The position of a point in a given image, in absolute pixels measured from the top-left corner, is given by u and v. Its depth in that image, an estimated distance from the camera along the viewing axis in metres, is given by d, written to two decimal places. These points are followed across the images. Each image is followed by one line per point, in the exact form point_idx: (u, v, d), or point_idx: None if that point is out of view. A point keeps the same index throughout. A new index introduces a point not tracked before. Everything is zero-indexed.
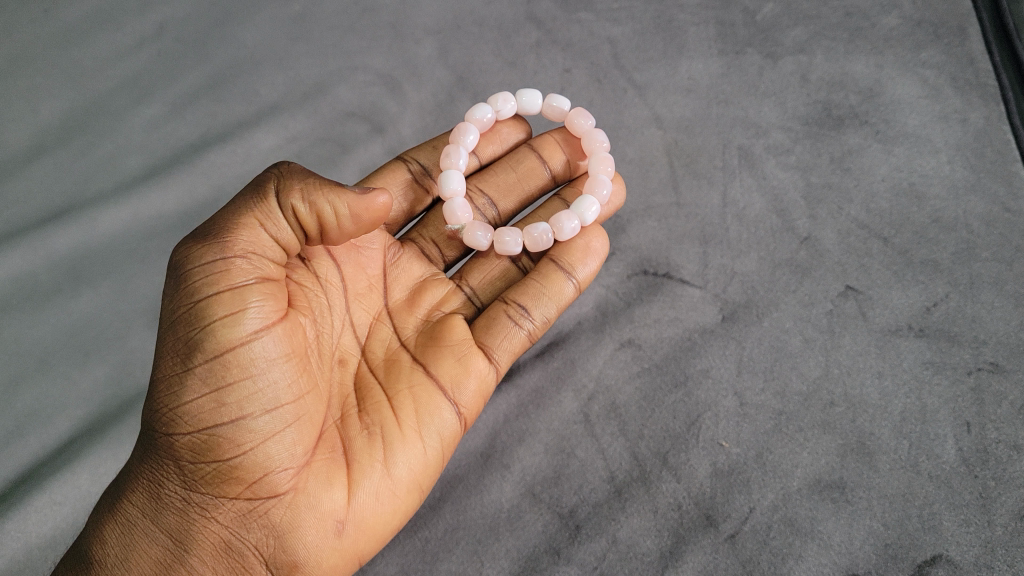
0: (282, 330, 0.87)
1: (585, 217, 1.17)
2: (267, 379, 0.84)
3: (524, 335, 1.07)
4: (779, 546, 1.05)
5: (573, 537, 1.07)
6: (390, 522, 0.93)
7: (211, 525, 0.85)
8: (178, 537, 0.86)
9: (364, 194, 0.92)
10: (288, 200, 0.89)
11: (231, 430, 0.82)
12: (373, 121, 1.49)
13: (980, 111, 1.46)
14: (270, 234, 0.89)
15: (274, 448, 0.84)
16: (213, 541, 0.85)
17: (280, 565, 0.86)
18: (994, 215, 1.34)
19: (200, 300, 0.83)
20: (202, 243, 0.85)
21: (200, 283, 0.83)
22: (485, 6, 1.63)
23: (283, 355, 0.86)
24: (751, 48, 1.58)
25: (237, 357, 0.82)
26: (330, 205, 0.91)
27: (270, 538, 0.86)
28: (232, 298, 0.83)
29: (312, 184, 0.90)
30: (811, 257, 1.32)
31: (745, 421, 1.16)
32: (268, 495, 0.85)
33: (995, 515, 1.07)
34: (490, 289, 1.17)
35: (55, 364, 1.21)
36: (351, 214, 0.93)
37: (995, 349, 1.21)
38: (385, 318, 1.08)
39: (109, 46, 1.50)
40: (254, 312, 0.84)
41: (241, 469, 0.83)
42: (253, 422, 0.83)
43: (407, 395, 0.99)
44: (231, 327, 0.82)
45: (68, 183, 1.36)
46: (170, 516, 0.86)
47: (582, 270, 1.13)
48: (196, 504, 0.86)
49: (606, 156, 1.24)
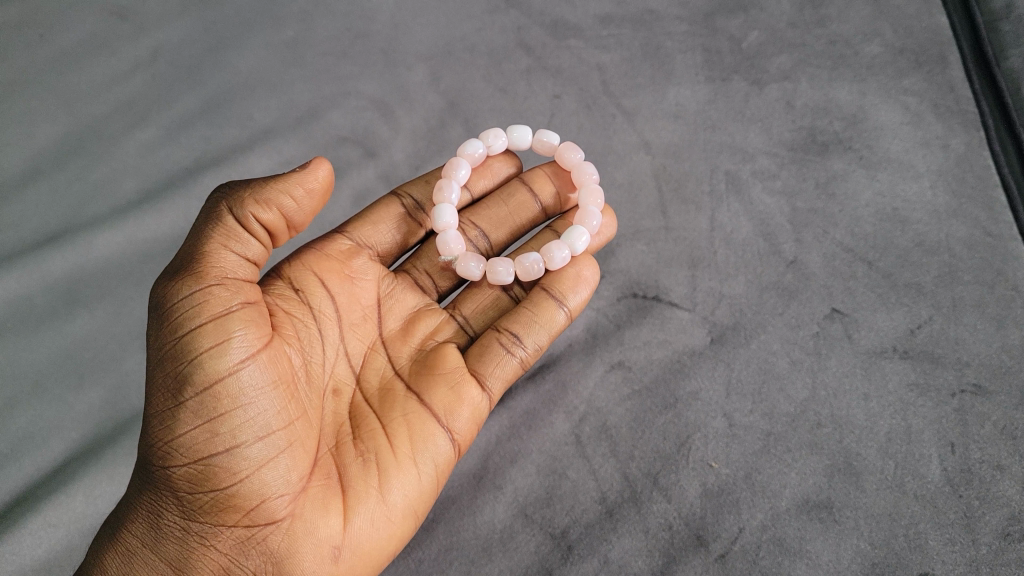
0: (267, 357, 0.88)
1: (576, 247, 1.19)
2: (257, 407, 0.85)
3: (516, 362, 1.08)
4: (768, 565, 1.07)
5: (565, 557, 1.08)
6: (387, 548, 0.94)
7: (211, 554, 0.86)
8: (178, 565, 0.87)
9: (306, 172, 0.98)
10: (243, 211, 0.93)
11: (226, 459, 0.83)
12: (366, 145, 1.51)
13: (961, 137, 1.50)
14: (237, 253, 0.93)
15: (270, 475, 0.85)
16: (213, 568, 0.86)
17: None
18: (976, 239, 1.37)
19: (186, 334, 0.84)
20: (181, 278, 0.87)
21: (184, 318, 0.85)
22: (475, 32, 1.66)
23: (270, 382, 0.87)
24: (738, 75, 1.61)
25: (226, 386, 0.83)
26: (286, 198, 0.96)
27: (269, 564, 0.87)
28: (216, 329, 0.84)
29: (263, 189, 0.94)
30: (797, 280, 1.34)
31: (734, 442, 1.18)
32: (266, 521, 0.86)
33: (980, 534, 1.09)
34: (483, 318, 1.18)
35: (49, 386, 1.22)
36: (307, 196, 0.98)
37: (978, 371, 1.23)
38: (380, 348, 1.09)
39: (103, 71, 1.53)
40: (240, 340, 0.85)
41: (238, 498, 0.84)
42: (247, 450, 0.84)
43: (400, 423, 1.00)
44: (218, 357, 0.83)
45: (64, 207, 1.38)
46: (170, 545, 0.87)
47: (573, 299, 1.13)
48: (195, 533, 0.87)
49: (596, 189, 1.26)
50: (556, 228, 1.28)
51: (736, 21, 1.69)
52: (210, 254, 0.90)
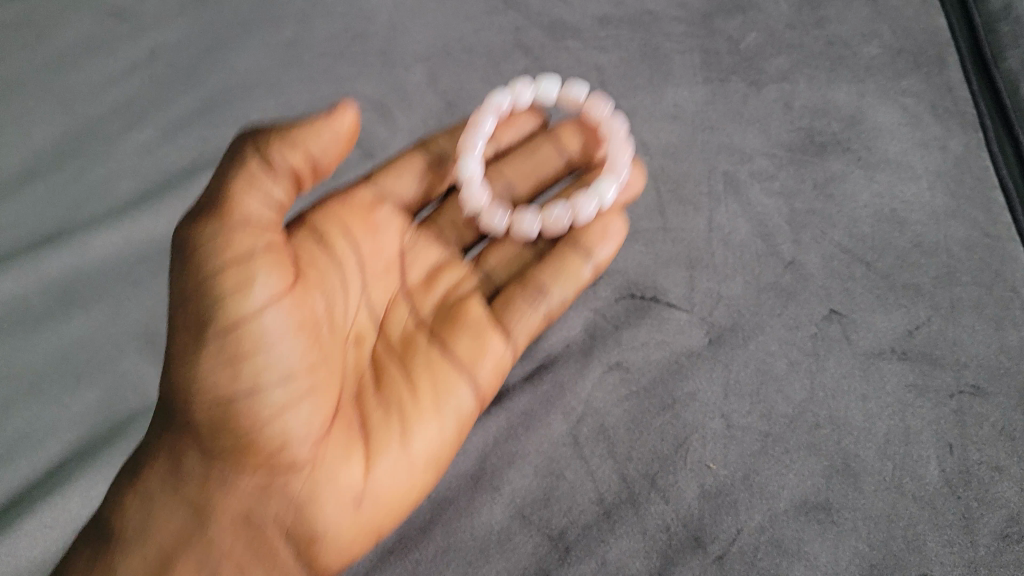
0: (293, 302, 0.91)
1: (604, 199, 1.20)
2: (280, 352, 0.89)
3: (540, 316, 1.13)
4: (766, 567, 1.08)
5: (563, 558, 1.09)
6: (408, 497, 1.00)
7: (232, 495, 0.90)
8: (198, 507, 0.89)
9: (332, 121, 0.98)
10: (270, 156, 0.94)
11: (249, 403, 0.87)
12: (363, 146, 1.50)
13: (960, 138, 1.50)
14: (262, 197, 0.92)
15: (292, 420, 0.89)
16: (235, 508, 0.90)
17: (301, 536, 0.92)
18: (974, 240, 1.37)
19: (210, 276, 0.87)
20: (203, 219, 0.89)
21: (207, 258, 0.87)
22: (473, 34, 1.66)
23: (294, 326, 0.91)
24: (736, 76, 1.61)
25: (250, 330, 0.87)
26: (311, 146, 0.97)
27: (292, 509, 0.92)
28: (239, 272, 0.87)
29: (290, 136, 0.95)
30: (795, 281, 1.34)
31: (732, 443, 1.18)
32: (288, 467, 0.91)
33: (978, 535, 1.10)
34: (507, 270, 1.23)
35: (46, 388, 1.21)
36: (332, 142, 0.99)
37: (976, 372, 1.24)
38: (402, 298, 1.15)
39: (101, 72, 1.53)
40: (264, 283, 0.88)
41: (261, 443, 0.89)
42: (270, 395, 0.88)
43: (422, 376, 1.05)
44: (240, 301, 0.86)
45: (62, 208, 1.37)
46: (192, 485, 0.90)
47: (600, 253, 1.16)
48: (216, 478, 0.90)
49: (624, 141, 1.26)
50: (582, 178, 1.30)
51: (734, 22, 1.69)
52: (235, 193, 0.90)
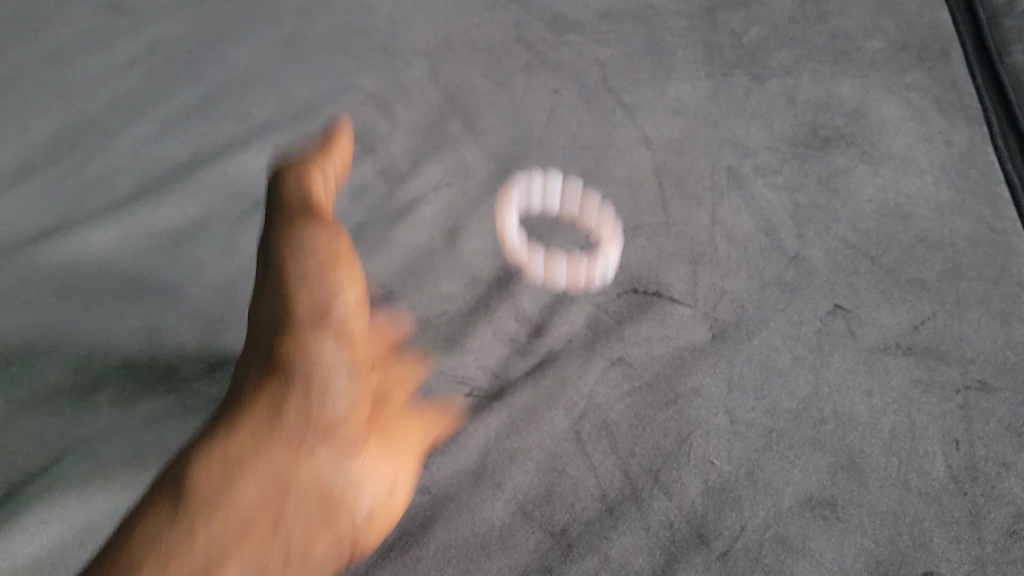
0: (355, 287, 1.07)
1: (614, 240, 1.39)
2: (347, 329, 1.04)
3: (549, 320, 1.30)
4: (771, 563, 1.06)
5: (564, 555, 1.07)
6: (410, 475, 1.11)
7: (306, 455, 0.98)
8: (278, 467, 0.96)
9: (339, 150, 1.39)
10: (317, 175, 1.26)
11: (325, 367, 1.00)
12: (363, 140, 1.49)
13: (965, 132, 1.49)
14: (318, 187, 1.26)
15: (345, 376, 1.01)
16: (307, 469, 0.97)
17: (353, 499, 1.00)
18: (980, 235, 1.36)
19: (297, 260, 1.07)
20: (292, 219, 1.12)
21: (298, 253, 1.07)
22: (475, 29, 1.66)
23: (358, 312, 1.06)
24: (739, 70, 1.60)
25: (330, 313, 1.03)
26: (332, 167, 1.35)
27: (350, 473, 1.00)
28: (326, 256, 1.07)
29: (329, 157, 1.32)
30: (799, 275, 1.33)
31: (736, 439, 1.17)
32: (345, 424, 1.01)
33: (986, 531, 1.09)
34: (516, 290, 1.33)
35: (44, 382, 1.19)
36: (338, 159, 1.37)
37: (983, 367, 1.23)
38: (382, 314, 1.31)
39: (101, 65, 1.55)
40: (344, 277, 1.07)
41: (329, 393, 1.00)
42: (334, 355, 1.01)
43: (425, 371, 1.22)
44: (322, 287, 1.04)
45: (59, 202, 1.36)
46: (265, 453, 0.96)
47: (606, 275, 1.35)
48: (284, 442, 0.97)
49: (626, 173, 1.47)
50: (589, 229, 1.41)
51: (737, 17, 1.70)
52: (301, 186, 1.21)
